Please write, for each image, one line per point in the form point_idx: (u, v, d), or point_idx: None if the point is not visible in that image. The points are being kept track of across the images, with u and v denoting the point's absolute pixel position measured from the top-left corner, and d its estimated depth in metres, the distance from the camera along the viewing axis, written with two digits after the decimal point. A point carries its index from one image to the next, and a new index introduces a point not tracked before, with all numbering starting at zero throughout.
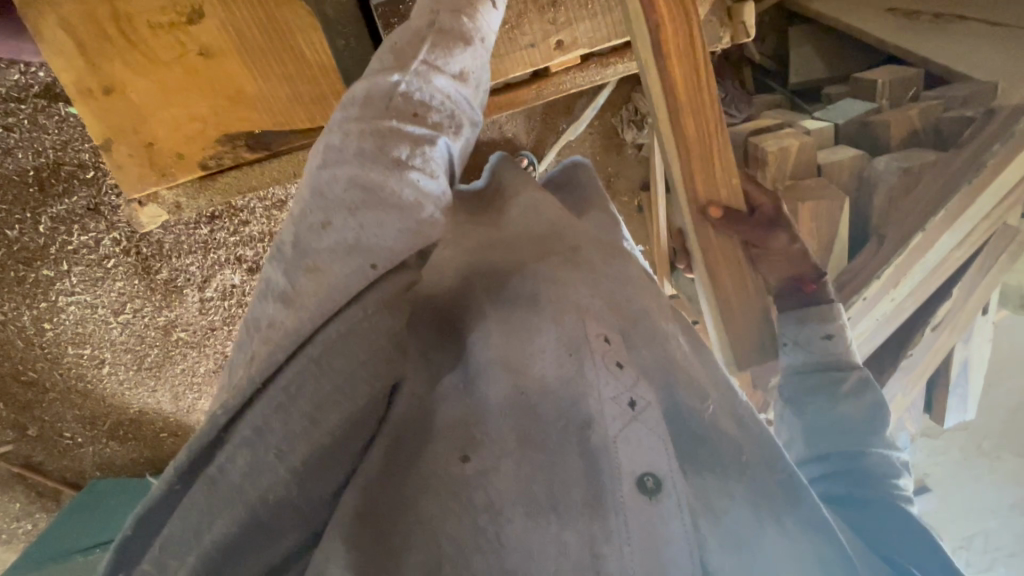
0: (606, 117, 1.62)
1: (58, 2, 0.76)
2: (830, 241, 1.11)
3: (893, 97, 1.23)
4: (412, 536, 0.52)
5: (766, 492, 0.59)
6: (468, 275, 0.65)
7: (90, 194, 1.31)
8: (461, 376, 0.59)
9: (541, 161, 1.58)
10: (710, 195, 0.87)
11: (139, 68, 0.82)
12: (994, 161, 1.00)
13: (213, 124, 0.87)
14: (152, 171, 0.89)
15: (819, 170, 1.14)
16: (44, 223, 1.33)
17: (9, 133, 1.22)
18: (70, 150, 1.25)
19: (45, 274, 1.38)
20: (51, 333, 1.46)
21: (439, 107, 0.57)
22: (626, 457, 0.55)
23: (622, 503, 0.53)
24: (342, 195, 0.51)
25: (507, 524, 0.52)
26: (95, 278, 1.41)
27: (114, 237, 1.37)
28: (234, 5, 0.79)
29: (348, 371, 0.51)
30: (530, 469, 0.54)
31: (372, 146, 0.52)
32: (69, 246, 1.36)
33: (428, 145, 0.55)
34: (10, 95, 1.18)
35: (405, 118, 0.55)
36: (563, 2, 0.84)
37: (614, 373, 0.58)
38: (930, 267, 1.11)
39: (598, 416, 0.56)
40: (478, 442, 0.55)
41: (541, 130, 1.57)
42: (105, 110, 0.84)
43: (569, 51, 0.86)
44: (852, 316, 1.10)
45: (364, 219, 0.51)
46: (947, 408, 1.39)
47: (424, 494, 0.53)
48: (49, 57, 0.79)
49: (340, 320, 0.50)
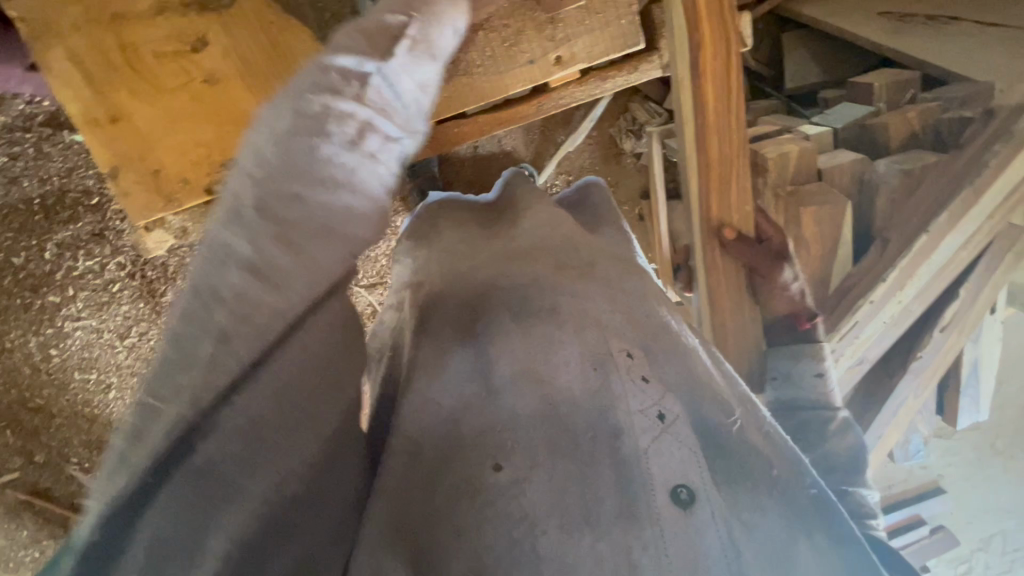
0: (605, 127, 1.64)
1: (67, 34, 0.79)
2: (834, 245, 1.13)
3: (891, 100, 1.23)
4: (447, 548, 0.50)
5: (800, 507, 0.59)
6: (488, 286, 0.67)
7: (95, 219, 1.34)
8: (483, 384, 0.58)
9: (543, 172, 1.59)
10: (723, 217, 0.90)
11: (144, 97, 0.82)
12: (995, 160, 1.00)
13: (217, 149, 0.85)
14: (158, 199, 0.85)
15: (819, 175, 1.16)
16: (50, 249, 1.34)
17: (14, 163, 1.27)
18: (75, 177, 1.30)
19: (51, 299, 1.39)
20: (57, 359, 1.45)
21: (402, 102, 0.55)
22: (658, 467, 0.54)
23: (658, 516, 0.51)
24: (289, 173, 0.45)
25: (541, 536, 0.50)
26: (100, 303, 1.41)
27: (119, 261, 1.38)
28: (235, 32, 0.82)
29: (307, 383, 0.48)
30: (564, 480, 0.52)
31: (353, 127, 0.49)
32: (74, 272, 1.37)
33: (399, 140, 0.52)
34: (17, 125, 1.25)
35: (375, 111, 0.51)
36: (561, 19, 0.84)
37: (640, 386, 0.58)
38: (937, 269, 1.08)
39: (627, 428, 0.55)
40: (508, 449, 0.53)
41: (540, 142, 1.58)
42: (109, 139, 0.83)
43: (567, 66, 0.87)
44: (860, 318, 1.09)
45: (341, 198, 0.47)
46: (959, 408, 1.38)
47: (456, 502, 0.52)
48: (57, 88, 0.80)
49: (319, 316, 0.47)
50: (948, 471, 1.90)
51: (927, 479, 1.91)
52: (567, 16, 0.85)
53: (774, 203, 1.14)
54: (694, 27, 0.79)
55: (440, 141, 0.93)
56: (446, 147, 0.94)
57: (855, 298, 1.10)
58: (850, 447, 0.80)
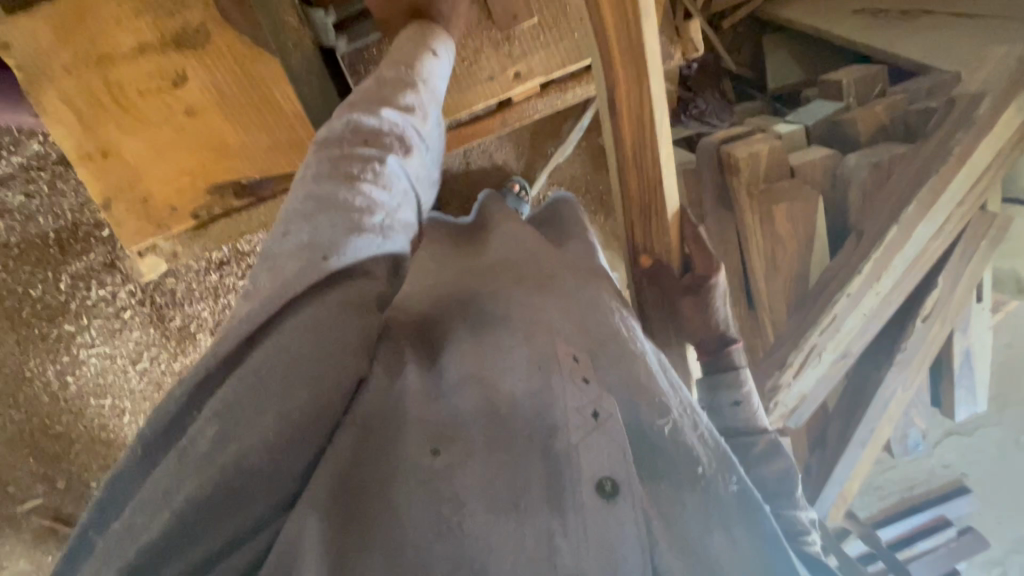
0: (593, 137, 1.67)
1: (56, 76, 0.83)
2: (809, 240, 1.14)
3: (860, 95, 1.26)
4: (380, 531, 0.55)
5: (722, 502, 0.61)
6: (447, 301, 0.72)
7: (106, 250, 1.39)
8: (429, 389, 0.62)
9: (534, 184, 1.62)
10: (644, 245, 0.85)
11: (132, 131, 0.89)
12: (959, 149, 1.02)
13: (202, 176, 0.94)
14: (148, 226, 0.95)
15: (793, 171, 1.16)
16: (64, 280, 1.40)
17: (31, 200, 1.32)
18: (88, 211, 1.36)
19: (66, 328, 1.44)
20: (73, 386, 1.50)
21: (388, 134, 0.65)
22: (587, 461, 0.57)
23: (581, 505, 0.55)
24: (315, 202, 0.60)
25: (469, 513, 0.55)
26: (113, 329, 1.46)
27: (129, 289, 1.43)
28: (212, 65, 0.87)
29: (312, 360, 0.54)
30: (496, 470, 0.57)
31: (330, 168, 0.62)
32: (87, 301, 1.43)
33: (377, 163, 0.63)
34: (31, 163, 1.30)
35: (359, 147, 0.64)
36: (516, 35, 0.89)
37: (580, 386, 0.61)
38: (911, 259, 1.08)
39: (561, 425, 0.59)
40: (448, 439, 0.59)
41: (530, 155, 1.61)
42: (101, 172, 0.91)
43: (526, 80, 0.92)
44: (838, 313, 1.09)
45: (320, 220, 0.59)
46: (955, 400, 1.37)
47: (396, 485, 0.57)
48: (49, 126, 0.86)
49: (304, 315, 0.55)
50: (972, 468, 1.86)
51: (948, 478, 1.86)
52: (522, 32, 0.89)
53: (748, 201, 1.16)
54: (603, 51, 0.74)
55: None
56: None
57: (833, 292, 1.10)
58: (775, 471, 0.78)
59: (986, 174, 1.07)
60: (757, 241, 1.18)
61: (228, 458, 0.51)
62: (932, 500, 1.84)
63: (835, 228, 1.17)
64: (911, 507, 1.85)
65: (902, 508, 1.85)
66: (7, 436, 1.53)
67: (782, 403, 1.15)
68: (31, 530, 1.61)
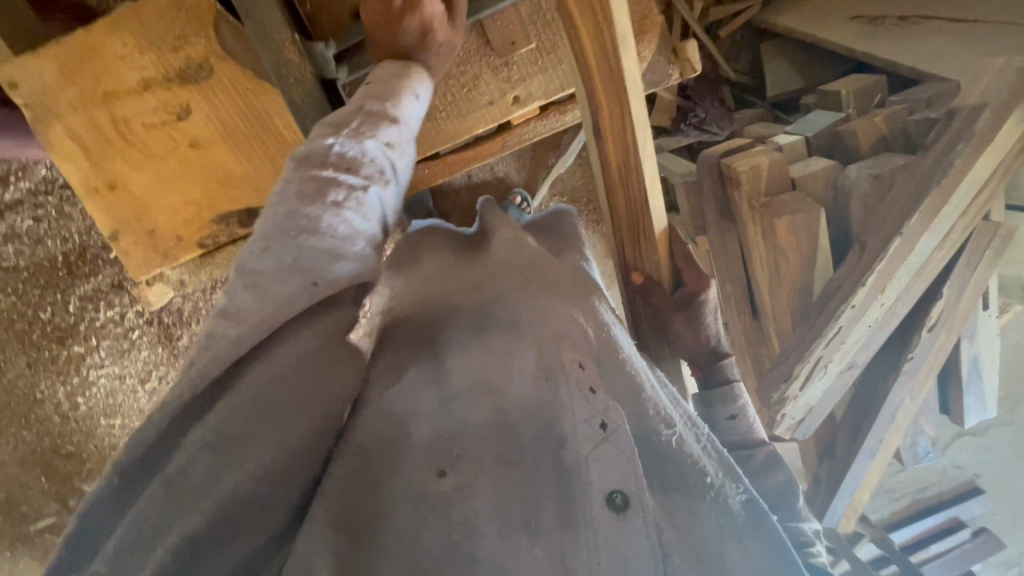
0: None
1: (65, 115, 0.86)
2: (813, 254, 1.12)
3: (859, 105, 1.26)
4: (387, 547, 0.56)
5: (733, 512, 0.62)
6: (449, 307, 0.70)
7: (113, 272, 1.39)
8: (438, 397, 0.63)
9: (536, 195, 1.63)
10: (635, 263, 0.87)
11: (138, 165, 0.91)
12: (959, 164, 1.00)
13: (206, 206, 0.95)
14: (155, 255, 0.97)
15: (794, 184, 1.16)
16: (73, 302, 1.41)
17: (40, 224, 1.33)
18: (94, 234, 1.35)
19: (76, 349, 1.46)
20: (83, 407, 1.52)
21: (370, 161, 0.63)
22: (598, 473, 0.59)
23: (593, 519, 0.57)
24: (297, 219, 0.56)
25: (480, 539, 0.56)
26: (121, 350, 1.47)
27: (136, 310, 1.44)
28: (215, 97, 0.88)
29: (307, 380, 0.55)
30: (507, 487, 0.59)
31: (311, 190, 0.58)
32: (96, 322, 1.44)
33: (361, 191, 0.61)
34: (39, 188, 1.30)
35: (340, 170, 0.60)
36: (515, 61, 0.89)
37: (586, 397, 0.62)
38: (915, 268, 1.06)
39: (571, 437, 0.61)
40: (456, 458, 0.59)
41: (532, 166, 1.61)
42: (108, 204, 0.93)
43: (526, 104, 0.93)
44: (843, 325, 1.07)
45: (301, 243, 0.55)
46: (964, 406, 1.36)
47: (406, 503, 0.58)
48: (59, 162, 0.89)
49: (290, 347, 0.54)
50: (986, 469, 1.84)
51: (961, 480, 1.85)
52: (521, 58, 0.90)
53: (750, 215, 1.17)
54: (584, 67, 0.75)
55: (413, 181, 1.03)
56: (419, 187, 1.02)
57: (838, 304, 1.08)
58: (777, 483, 0.77)
59: (989, 185, 1.06)
60: (760, 253, 1.19)
61: (228, 487, 0.51)
62: (945, 501, 1.85)
63: (839, 238, 1.17)
64: (923, 509, 1.85)
65: (914, 509, 1.86)
66: (19, 457, 1.55)
67: (789, 416, 1.13)
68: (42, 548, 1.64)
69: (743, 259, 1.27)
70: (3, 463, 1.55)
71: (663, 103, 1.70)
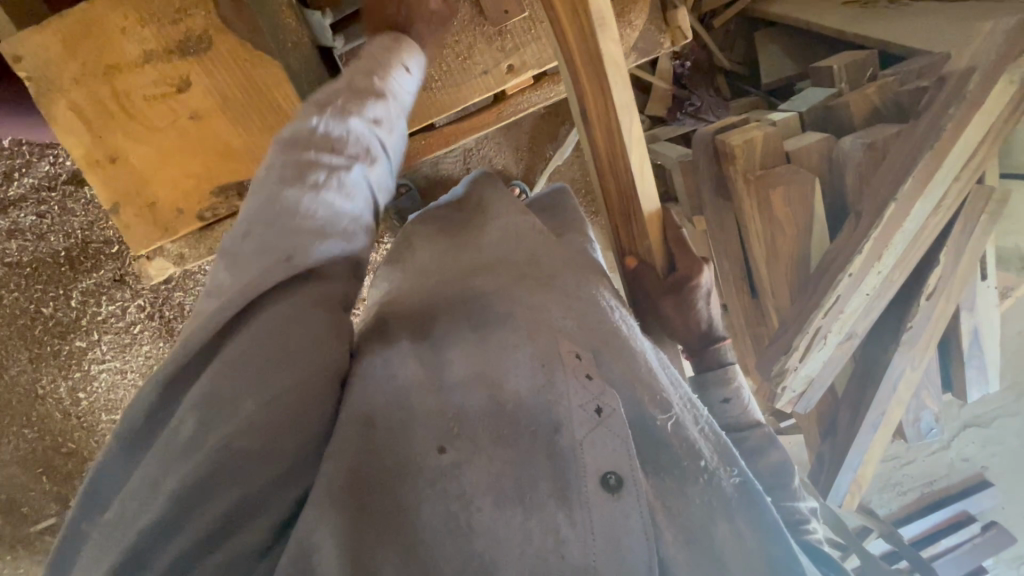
0: None
1: (68, 88, 0.88)
2: (808, 224, 1.14)
3: (852, 79, 1.27)
4: (389, 512, 0.53)
5: (726, 495, 0.60)
6: (434, 300, 0.70)
7: (116, 267, 1.32)
8: (433, 380, 0.61)
9: (534, 186, 1.63)
10: (628, 247, 0.86)
11: (138, 138, 0.93)
12: (952, 125, 1.02)
13: (206, 179, 0.97)
14: (155, 229, 0.98)
15: (789, 158, 1.16)
16: (75, 298, 1.34)
17: (42, 220, 1.25)
18: (97, 229, 1.28)
19: (78, 344, 1.39)
20: (85, 402, 1.47)
21: (353, 140, 0.64)
22: (592, 456, 0.57)
23: (586, 499, 0.56)
24: (279, 203, 0.59)
25: (476, 511, 0.54)
26: (122, 344, 1.40)
27: (139, 304, 1.37)
28: (215, 70, 0.89)
29: (285, 344, 0.54)
30: (502, 466, 0.56)
31: (291, 173, 0.59)
32: (98, 317, 1.36)
33: (343, 170, 0.62)
34: (40, 185, 1.22)
35: (322, 150, 0.61)
36: (508, 30, 0.90)
37: (583, 384, 0.61)
38: (910, 237, 1.08)
39: (566, 422, 0.59)
40: (454, 435, 0.57)
41: (530, 159, 1.63)
42: (110, 178, 0.94)
43: (520, 73, 0.94)
44: (841, 292, 1.08)
45: (282, 226, 0.57)
46: (966, 380, 1.35)
47: (401, 482, 0.55)
48: (61, 136, 0.90)
49: (259, 323, 0.54)
50: (992, 461, 1.82)
51: (969, 471, 1.82)
52: (514, 26, 0.91)
53: (745, 186, 1.17)
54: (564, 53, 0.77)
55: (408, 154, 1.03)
56: (416, 158, 1.03)
57: (836, 272, 1.09)
58: (771, 464, 0.79)
59: (981, 149, 1.06)
60: (756, 227, 1.20)
61: (221, 440, 0.49)
62: (954, 495, 1.82)
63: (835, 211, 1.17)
64: (931, 503, 1.82)
65: (924, 503, 1.82)
66: (20, 455, 1.49)
67: (789, 389, 1.15)
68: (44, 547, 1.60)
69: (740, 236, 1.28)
70: (5, 462, 1.50)
71: (661, 92, 1.68)
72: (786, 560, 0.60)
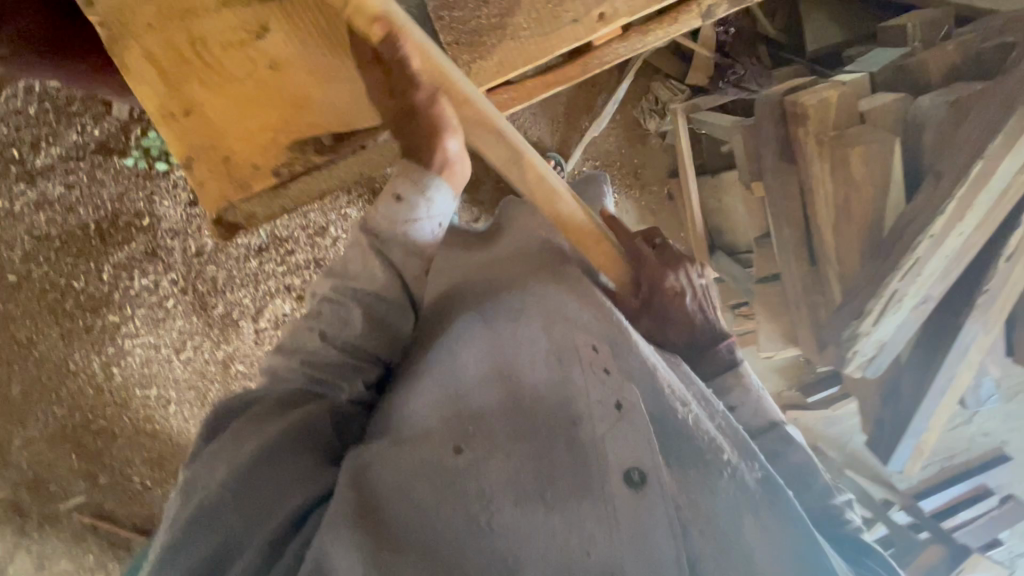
0: (627, 110, 1.69)
1: (141, 34, 0.82)
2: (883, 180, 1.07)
3: (925, 38, 1.17)
4: (408, 522, 0.51)
5: (751, 490, 0.54)
6: (456, 289, 0.73)
7: (147, 239, 1.31)
8: (449, 389, 0.59)
9: (570, 160, 1.60)
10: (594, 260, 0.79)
11: (214, 87, 0.87)
12: None
13: (284, 130, 0.91)
14: (229, 183, 0.92)
15: (863, 118, 1.05)
16: (106, 271, 1.31)
17: (71, 191, 1.27)
18: (126, 201, 1.29)
19: (110, 319, 1.33)
20: (119, 378, 1.36)
21: (331, 311, 0.63)
22: (613, 450, 0.54)
23: (608, 493, 0.52)
24: (320, 306, 0.64)
25: (497, 512, 0.51)
26: (156, 319, 1.35)
27: (172, 278, 1.34)
28: (296, 17, 0.84)
29: (248, 433, 0.57)
30: (521, 462, 0.53)
31: (294, 331, 0.65)
32: (131, 291, 1.33)
33: (321, 337, 0.63)
34: (70, 154, 1.26)
35: (316, 317, 0.64)
36: None
37: (601, 378, 0.58)
38: (995, 196, 0.91)
39: (585, 416, 0.56)
40: (469, 435, 0.55)
41: (564, 131, 1.59)
42: (185, 131, 0.89)
43: (612, 22, 0.91)
44: (919, 257, 0.95)
45: (281, 372, 0.64)
46: None
47: (412, 484, 0.53)
48: (136, 87, 0.85)
49: (232, 429, 0.59)
50: None
51: None
52: None
53: (818, 149, 1.07)
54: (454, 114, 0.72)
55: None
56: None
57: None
58: (789, 469, 0.67)
59: None
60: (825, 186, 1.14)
61: (195, 504, 0.53)
62: None
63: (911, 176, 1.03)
64: None
65: None
66: (45, 434, 1.36)
67: (860, 354, 1.06)
68: (71, 531, 1.41)
69: (801, 201, 1.22)
70: (32, 440, 1.36)
71: (702, 61, 1.61)
72: (820, 562, 0.53)
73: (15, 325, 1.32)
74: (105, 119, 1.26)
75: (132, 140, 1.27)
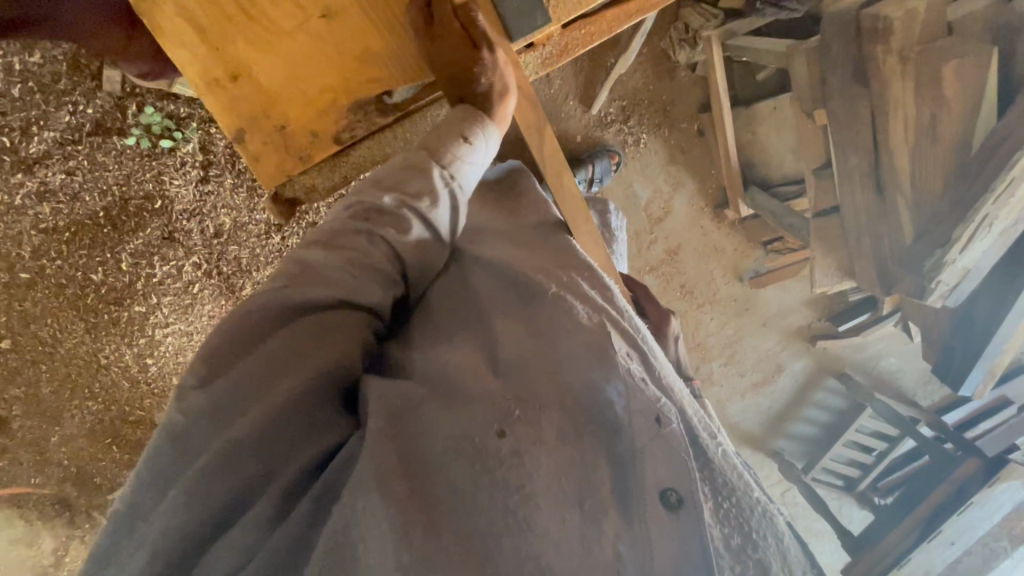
0: (655, 42, 1.54)
1: None
2: (978, 98, 0.93)
3: None
4: (456, 504, 0.48)
5: (783, 534, 0.51)
6: (471, 245, 0.71)
7: (162, 223, 1.29)
8: (484, 370, 0.56)
9: (595, 102, 1.51)
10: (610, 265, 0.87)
11: (262, 45, 0.76)
12: None
13: (343, 92, 0.79)
14: (290, 157, 0.81)
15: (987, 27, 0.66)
16: (124, 260, 1.30)
17: (73, 178, 1.23)
18: (134, 183, 1.26)
19: (136, 310, 1.34)
20: (154, 368, 1.40)
21: (400, 215, 0.57)
22: (650, 469, 0.50)
23: (642, 514, 0.48)
24: (368, 211, 0.57)
25: (536, 508, 0.47)
26: (184, 306, 1.36)
27: (194, 262, 1.33)
28: None
29: (295, 361, 0.50)
30: (562, 463, 0.50)
31: (348, 222, 0.57)
32: (153, 279, 1.33)
33: (375, 237, 0.56)
34: (65, 138, 1.20)
35: (381, 226, 0.57)
36: None
37: (639, 383, 0.55)
38: None
39: (624, 428, 0.52)
40: (514, 418, 0.52)
41: (589, 70, 1.49)
42: (232, 99, 0.78)
43: None
44: (1016, 178, 0.91)
45: (326, 264, 0.54)
46: None
47: (455, 455, 0.50)
48: (172, 48, 0.74)
49: (269, 347, 0.50)
50: None
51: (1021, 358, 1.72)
52: None
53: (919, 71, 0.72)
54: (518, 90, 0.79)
55: (566, 45, 0.86)
56: (573, 51, 0.87)
57: (1008, 153, 0.91)
58: None
59: None
60: (907, 110, 1.02)
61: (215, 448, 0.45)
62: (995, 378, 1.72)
63: (1001, 92, 0.96)
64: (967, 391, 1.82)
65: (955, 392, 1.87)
66: (86, 429, 1.39)
67: (943, 283, 1.04)
68: None
69: (873, 126, 1.11)
70: (70, 436, 1.38)
71: None
72: None
73: (36, 324, 1.30)
74: (97, 95, 1.19)
75: (130, 118, 1.21)
